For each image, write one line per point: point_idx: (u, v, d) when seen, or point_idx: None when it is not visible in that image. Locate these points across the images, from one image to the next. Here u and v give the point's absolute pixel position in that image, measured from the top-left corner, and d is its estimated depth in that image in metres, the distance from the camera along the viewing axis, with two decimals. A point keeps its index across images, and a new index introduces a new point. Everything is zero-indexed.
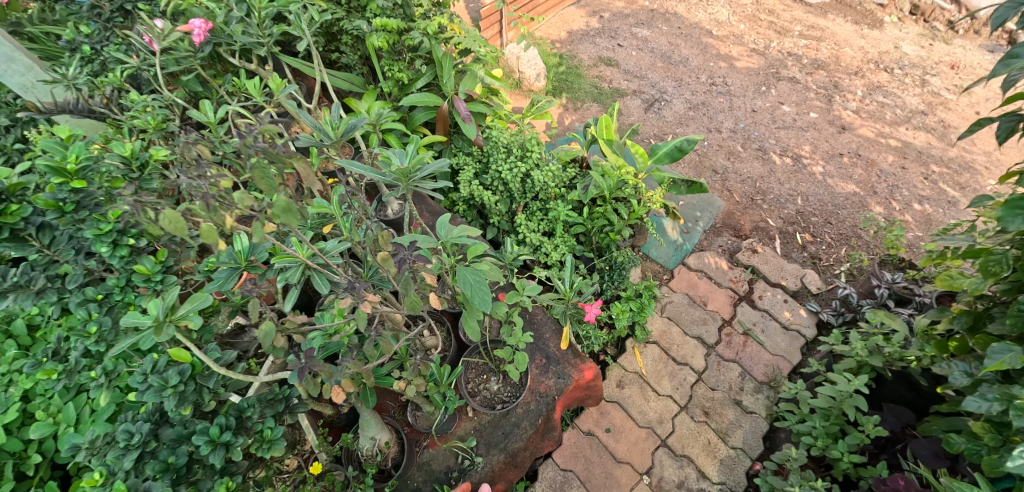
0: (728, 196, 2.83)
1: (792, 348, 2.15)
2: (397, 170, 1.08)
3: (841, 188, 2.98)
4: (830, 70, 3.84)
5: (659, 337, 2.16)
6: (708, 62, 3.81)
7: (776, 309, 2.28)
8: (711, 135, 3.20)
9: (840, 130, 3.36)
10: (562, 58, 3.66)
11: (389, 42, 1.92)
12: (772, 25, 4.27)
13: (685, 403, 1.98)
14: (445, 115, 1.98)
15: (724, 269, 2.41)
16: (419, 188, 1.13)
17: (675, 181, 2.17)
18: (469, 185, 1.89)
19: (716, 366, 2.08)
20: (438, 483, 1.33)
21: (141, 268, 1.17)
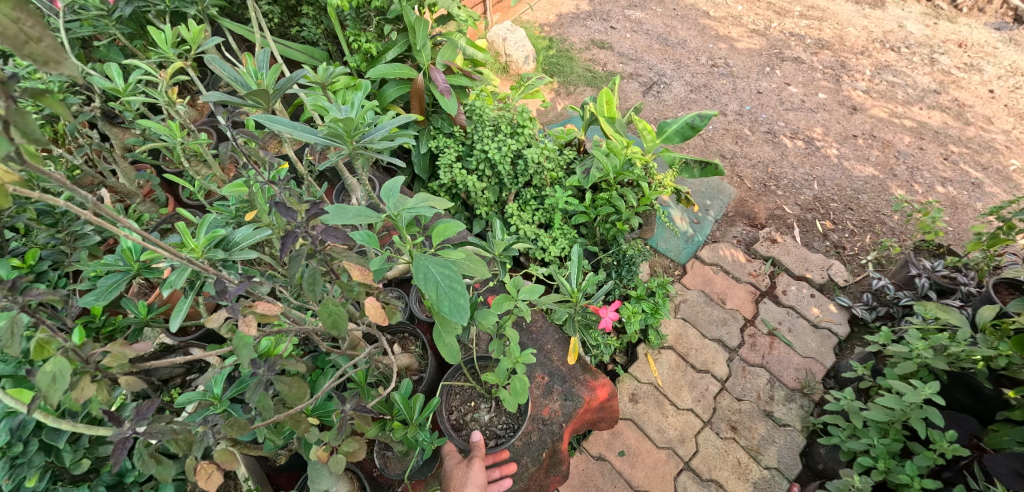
0: (739, 182, 2.58)
1: (824, 348, 1.89)
2: (338, 125, 0.82)
3: (859, 171, 2.74)
4: (835, 50, 3.62)
5: (675, 341, 1.89)
6: (707, 43, 3.57)
7: (803, 305, 2.02)
8: (716, 118, 2.95)
9: (851, 111, 3.13)
10: (551, 41, 3.39)
11: (351, 4, 1.63)
12: (771, 6, 4.05)
13: (709, 417, 1.71)
14: (420, 89, 1.69)
15: (742, 262, 2.14)
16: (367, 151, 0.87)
17: (687, 162, 1.90)
18: (451, 171, 1.61)
19: (740, 372, 1.82)
20: None
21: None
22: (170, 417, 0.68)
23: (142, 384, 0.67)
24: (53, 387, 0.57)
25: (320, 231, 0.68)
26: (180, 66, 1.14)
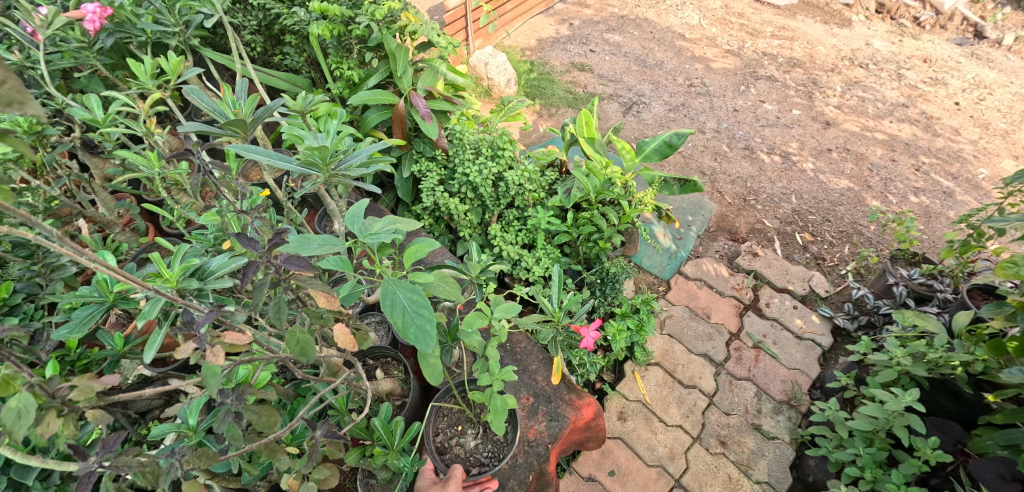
0: (719, 198, 2.63)
1: (808, 359, 1.91)
2: (314, 155, 0.82)
3: (834, 184, 2.81)
4: (807, 68, 3.75)
5: (662, 357, 1.89)
6: (683, 64, 3.68)
7: (786, 317, 2.04)
8: (695, 136, 3.02)
9: (825, 126, 3.23)
10: (533, 65, 3.48)
11: (332, 33, 1.67)
12: (744, 27, 4.21)
13: (698, 432, 1.71)
14: (401, 115, 1.72)
15: (725, 276, 2.17)
16: (341, 178, 0.89)
17: (667, 180, 1.94)
18: (434, 193, 1.63)
19: (727, 386, 1.83)
20: None
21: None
22: (137, 450, 0.68)
23: (109, 417, 0.69)
24: (18, 423, 0.57)
25: (282, 259, 0.69)
26: (158, 97, 1.16)
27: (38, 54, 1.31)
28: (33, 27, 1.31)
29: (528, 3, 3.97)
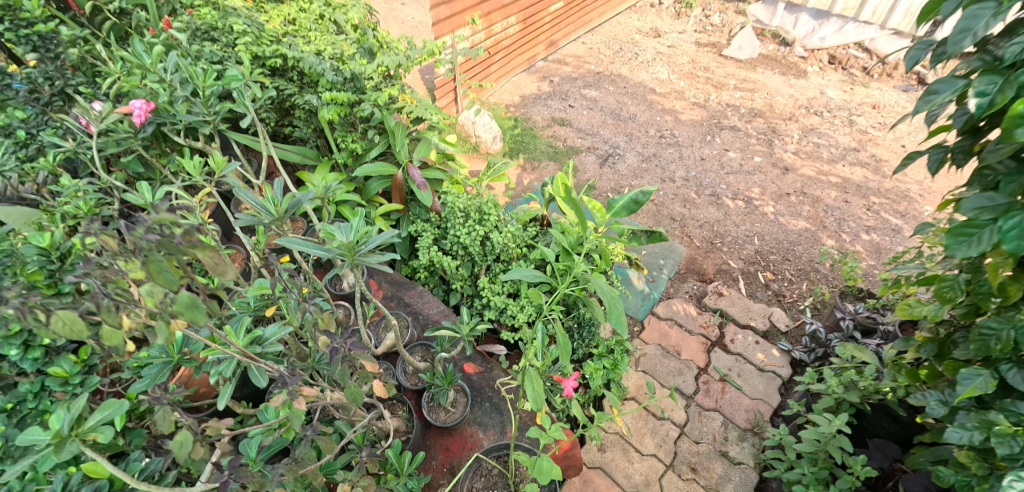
0: (688, 241, 2.89)
1: (769, 389, 2.11)
2: (343, 245, 1.07)
3: (793, 225, 3.08)
4: (766, 117, 4.11)
5: (637, 392, 2.09)
6: (654, 117, 4.04)
7: (749, 351, 2.26)
8: (666, 184, 3.32)
9: (783, 172, 3.54)
10: (517, 121, 3.80)
11: (340, 115, 1.95)
12: (709, 81, 4.61)
13: (671, 460, 1.89)
14: (400, 183, 1.97)
15: (693, 315, 2.40)
16: (364, 263, 1.10)
17: (636, 231, 2.20)
18: (429, 251, 1.86)
19: (696, 417, 2.02)
20: None
21: (57, 370, 0.97)
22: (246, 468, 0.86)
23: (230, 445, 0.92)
24: (182, 450, 0.77)
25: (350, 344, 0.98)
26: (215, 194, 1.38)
27: (93, 144, 1.54)
28: (90, 122, 1.59)
29: (512, 63, 4.35)
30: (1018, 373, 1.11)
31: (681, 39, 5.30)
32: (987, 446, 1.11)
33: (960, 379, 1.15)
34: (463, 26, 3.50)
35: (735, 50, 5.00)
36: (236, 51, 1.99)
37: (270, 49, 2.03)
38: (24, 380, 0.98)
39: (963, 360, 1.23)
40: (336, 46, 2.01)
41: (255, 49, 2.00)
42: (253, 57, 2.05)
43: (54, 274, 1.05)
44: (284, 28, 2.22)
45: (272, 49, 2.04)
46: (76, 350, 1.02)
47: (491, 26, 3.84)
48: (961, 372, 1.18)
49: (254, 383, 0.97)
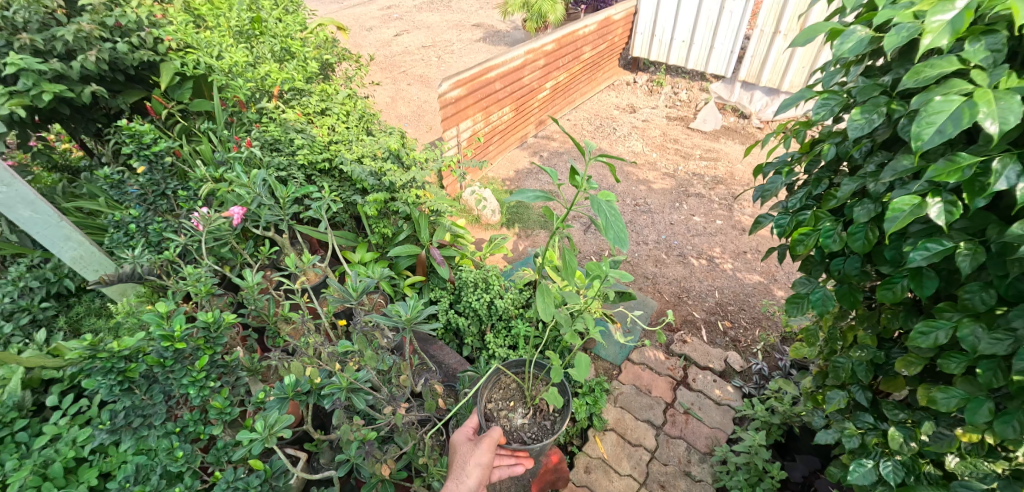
0: (659, 296, 3.43)
1: (725, 420, 2.58)
2: (404, 318, 1.63)
3: (748, 279, 3.58)
4: (727, 184, 4.62)
5: (615, 424, 2.56)
6: (631, 187, 4.65)
7: (708, 388, 2.74)
8: (640, 247, 3.91)
9: (742, 232, 4.06)
10: (512, 194, 4.43)
11: (377, 209, 2.52)
12: (677, 152, 5.09)
13: (644, 479, 2.33)
14: (424, 261, 2.53)
15: (662, 360, 2.90)
16: (417, 327, 1.66)
17: (609, 293, 2.76)
18: (446, 314, 2.39)
19: (665, 443, 2.48)
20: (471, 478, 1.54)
21: (216, 402, 1.46)
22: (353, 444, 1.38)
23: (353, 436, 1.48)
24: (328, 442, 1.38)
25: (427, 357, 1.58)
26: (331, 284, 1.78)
27: (201, 240, 2.00)
28: (199, 224, 2.04)
29: (506, 144, 4.91)
30: (861, 392, 1.60)
31: (653, 113, 5.73)
32: (844, 443, 1.60)
33: (828, 397, 1.66)
34: (465, 120, 3.94)
35: (700, 123, 5.41)
36: (296, 159, 2.48)
37: (323, 156, 2.52)
38: (189, 412, 1.47)
39: (834, 385, 1.74)
40: (372, 155, 2.59)
41: (311, 158, 2.48)
42: (308, 163, 2.52)
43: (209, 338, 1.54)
44: (331, 138, 2.66)
45: (323, 155, 2.52)
46: (223, 390, 1.50)
47: (488, 117, 4.25)
48: (829, 390, 1.71)
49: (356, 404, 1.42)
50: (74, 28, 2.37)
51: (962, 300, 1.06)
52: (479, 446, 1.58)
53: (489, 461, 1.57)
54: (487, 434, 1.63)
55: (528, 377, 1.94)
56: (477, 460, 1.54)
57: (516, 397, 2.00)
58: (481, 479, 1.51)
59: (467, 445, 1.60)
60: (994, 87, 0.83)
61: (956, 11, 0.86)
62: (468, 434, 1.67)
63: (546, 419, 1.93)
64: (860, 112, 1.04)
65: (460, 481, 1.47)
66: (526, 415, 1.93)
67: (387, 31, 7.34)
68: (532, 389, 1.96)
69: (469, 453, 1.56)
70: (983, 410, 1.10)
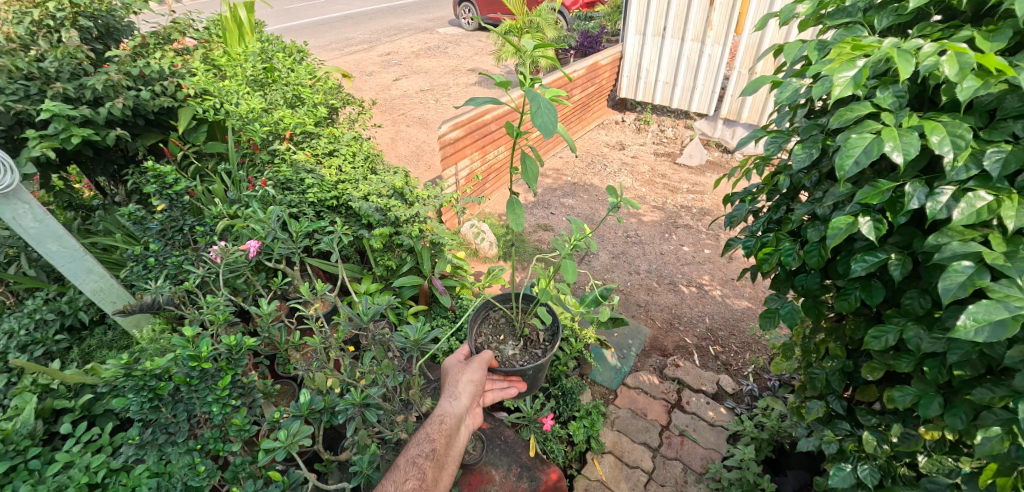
0: (651, 323, 3.55)
1: (719, 440, 2.65)
2: (413, 340, 1.78)
3: (737, 304, 3.71)
4: (714, 215, 4.78)
5: (613, 447, 2.63)
6: (622, 220, 4.83)
7: (702, 410, 2.82)
8: (633, 276, 4.06)
9: (729, 260, 4.20)
10: (508, 228, 4.60)
11: (383, 242, 2.69)
12: (666, 186, 5.32)
13: None
14: (426, 290, 2.68)
15: (656, 383, 3.00)
16: (425, 348, 1.80)
17: (603, 319, 2.89)
18: (448, 340, 2.52)
19: (661, 464, 2.55)
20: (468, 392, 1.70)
21: (236, 419, 1.56)
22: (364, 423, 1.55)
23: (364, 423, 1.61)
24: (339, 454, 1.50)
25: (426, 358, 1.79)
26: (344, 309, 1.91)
27: (219, 272, 2.13)
28: (218, 256, 2.18)
29: (500, 182, 5.05)
30: (837, 401, 1.73)
31: (642, 150, 6.02)
32: (825, 450, 1.71)
33: (807, 407, 1.77)
34: (463, 159, 4.17)
35: (686, 158, 5.67)
36: (307, 196, 2.66)
37: (332, 194, 2.71)
38: (209, 430, 1.57)
39: (813, 397, 1.86)
40: (377, 192, 2.77)
41: (322, 196, 2.67)
42: (318, 200, 2.70)
43: (229, 361, 1.65)
44: (339, 177, 2.85)
45: (333, 193, 2.72)
46: (242, 409, 1.60)
47: (485, 156, 4.51)
48: (808, 401, 1.83)
49: (369, 419, 1.53)
50: (104, 78, 2.59)
51: (903, 304, 1.26)
52: (470, 365, 1.81)
53: (480, 378, 1.79)
54: (478, 356, 1.86)
55: (519, 312, 2.20)
56: (469, 376, 1.76)
57: (507, 333, 2.25)
58: (474, 392, 1.73)
59: (460, 367, 1.82)
60: (899, 124, 1.09)
61: (856, 69, 1.08)
62: (461, 358, 1.90)
63: (534, 350, 2.15)
64: (803, 148, 1.29)
65: (454, 398, 1.64)
66: (516, 348, 2.15)
67: (386, 76, 7.72)
68: (519, 324, 2.20)
69: (461, 371, 1.78)
70: (934, 405, 1.26)
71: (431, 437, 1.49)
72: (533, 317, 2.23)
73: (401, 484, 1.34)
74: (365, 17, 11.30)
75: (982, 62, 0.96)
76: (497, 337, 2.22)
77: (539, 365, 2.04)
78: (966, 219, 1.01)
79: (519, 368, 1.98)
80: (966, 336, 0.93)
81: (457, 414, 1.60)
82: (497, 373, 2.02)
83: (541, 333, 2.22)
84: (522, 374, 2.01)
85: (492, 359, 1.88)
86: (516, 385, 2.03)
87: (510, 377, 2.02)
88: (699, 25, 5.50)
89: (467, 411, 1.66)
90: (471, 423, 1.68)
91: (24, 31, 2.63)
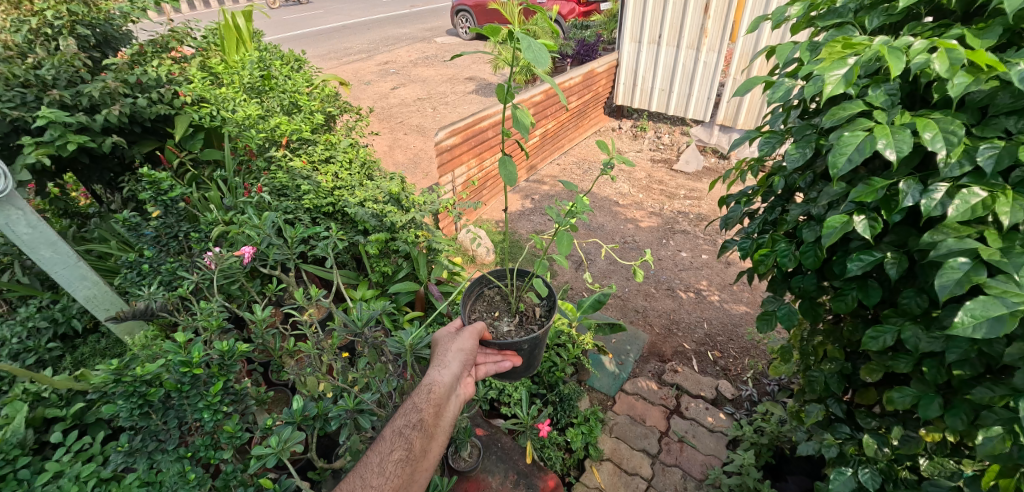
0: (650, 328, 3.52)
1: (719, 446, 2.62)
2: (407, 344, 1.75)
3: (736, 309, 3.68)
4: (711, 220, 4.75)
5: (612, 454, 2.60)
6: (619, 226, 4.82)
7: (701, 416, 2.79)
8: (630, 282, 4.04)
9: (726, 265, 4.17)
10: (505, 234, 4.58)
11: (378, 247, 2.67)
12: (663, 192, 5.32)
13: None
14: (423, 296, 2.66)
15: (655, 389, 2.97)
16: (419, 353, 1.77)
17: (601, 324, 2.86)
18: None
19: (661, 471, 2.51)
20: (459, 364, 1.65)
21: (228, 426, 1.53)
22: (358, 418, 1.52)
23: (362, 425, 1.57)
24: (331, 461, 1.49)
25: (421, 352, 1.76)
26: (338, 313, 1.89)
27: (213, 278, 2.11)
28: (212, 262, 2.16)
29: (496, 189, 5.03)
30: (836, 405, 1.71)
31: (639, 156, 6.03)
32: (825, 454, 1.69)
33: (806, 410, 1.76)
34: (460, 166, 4.18)
35: (683, 165, 5.68)
36: (303, 203, 2.65)
37: (328, 200, 2.70)
38: (200, 438, 1.54)
39: (813, 400, 1.84)
40: (373, 198, 2.76)
41: (317, 202, 2.66)
42: (313, 206, 2.69)
43: (222, 367, 1.63)
44: (335, 184, 2.86)
45: (328, 199, 2.71)
46: (234, 415, 1.58)
47: (482, 163, 4.51)
48: (808, 405, 1.81)
49: (363, 425, 1.51)
50: (101, 85, 2.59)
51: (901, 304, 1.25)
52: (461, 334, 1.73)
53: (471, 346, 1.72)
54: (470, 327, 1.78)
55: (514, 285, 2.03)
56: (459, 345, 1.69)
57: (503, 308, 2.07)
58: (464, 361, 1.67)
59: (450, 336, 1.74)
60: (892, 122, 1.09)
61: (848, 67, 1.08)
62: (453, 328, 1.82)
63: (531, 325, 1.98)
64: (797, 148, 1.29)
65: (443, 366, 1.60)
66: (511, 323, 1.99)
67: (385, 84, 7.76)
68: (515, 299, 2.04)
69: (451, 340, 1.71)
70: (934, 405, 1.25)
71: (418, 407, 1.47)
72: (530, 290, 2.06)
73: (387, 456, 1.35)
74: (363, 27, 11.39)
75: (972, 59, 0.98)
76: (492, 312, 2.04)
77: (536, 338, 1.87)
78: (961, 215, 1.01)
79: (513, 342, 1.82)
80: (964, 332, 0.93)
81: (447, 383, 1.56)
82: (490, 346, 1.88)
83: (539, 308, 2.05)
84: (517, 348, 1.86)
85: (484, 329, 1.79)
86: (511, 360, 1.89)
87: (504, 351, 1.88)
88: (694, 32, 5.54)
89: (458, 380, 1.62)
90: (463, 392, 1.64)
91: (22, 39, 2.65)
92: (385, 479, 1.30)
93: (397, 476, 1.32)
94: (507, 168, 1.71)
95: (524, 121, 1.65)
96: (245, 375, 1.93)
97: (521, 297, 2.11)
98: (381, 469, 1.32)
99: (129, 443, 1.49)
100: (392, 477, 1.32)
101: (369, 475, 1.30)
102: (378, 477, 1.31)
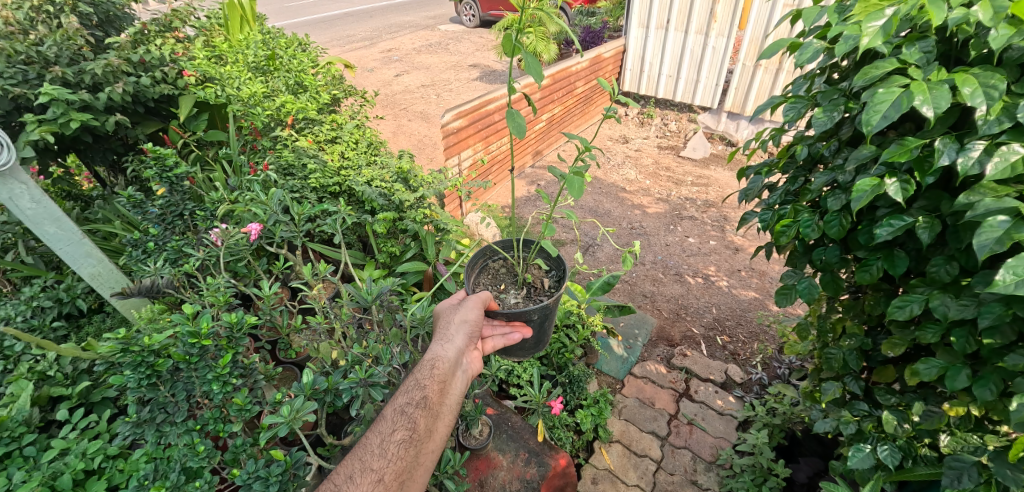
0: (657, 313, 3.49)
1: (728, 429, 2.60)
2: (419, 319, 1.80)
3: (743, 295, 3.64)
4: (719, 206, 4.69)
5: (620, 435, 2.59)
6: (626, 212, 4.76)
7: (710, 399, 2.77)
8: (637, 267, 3.99)
9: (735, 251, 4.12)
10: (512, 218, 4.53)
11: (386, 227, 2.63)
12: (670, 178, 5.26)
13: (650, 488, 2.35)
14: (430, 276, 2.63)
15: (663, 373, 2.94)
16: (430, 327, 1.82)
17: (609, 307, 2.83)
18: None
19: (670, 453, 2.50)
20: (465, 335, 1.61)
21: (237, 398, 1.49)
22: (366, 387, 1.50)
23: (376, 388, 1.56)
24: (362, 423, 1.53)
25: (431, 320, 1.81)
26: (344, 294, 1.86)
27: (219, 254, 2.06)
28: (219, 238, 2.11)
29: (502, 173, 5.00)
30: (855, 382, 1.67)
31: (645, 143, 5.97)
32: (842, 430, 1.66)
33: (824, 388, 1.72)
34: (466, 149, 4.13)
35: (691, 151, 5.63)
36: (309, 182, 2.60)
37: (334, 180, 2.66)
38: (208, 411, 1.50)
39: (829, 378, 1.81)
40: (382, 178, 2.74)
41: (323, 181, 2.61)
42: (320, 186, 2.65)
43: (231, 339, 1.56)
44: (341, 164, 2.83)
45: (335, 179, 2.67)
46: (243, 388, 1.53)
47: (488, 147, 4.46)
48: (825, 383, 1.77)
49: (374, 396, 1.46)
50: (103, 63, 2.52)
51: (929, 273, 1.22)
52: (464, 305, 1.67)
53: (476, 317, 1.67)
54: (473, 296, 1.73)
55: (519, 255, 1.98)
56: (462, 316, 1.65)
57: (508, 280, 2.03)
58: (468, 332, 1.62)
59: (453, 308, 1.71)
60: (927, 79, 1.06)
61: (885, 18, 1.08)
62: (456, 300, 1.77)
63: (540, 296, 1.94)
64: (823, 111, 1.27)
65: (446, 341, 1.57)
66: (519, 296, 1.95)
67: (387, 72, 7.66)
68: (521, 270, 1.99)
69: (454, 312, 1.67)
70: (962, 376, 1.22)
71: (421, 384, 1.44)
72: (537, 261, 2.01)
73: (389, 437, 1.30)
74: (367, 15, 11.32)
75: (1017, 8, 0.95)
76: (497, 285, 2.00)
77: (545, 307, 1.83)
78: (999, 174, 0.98)
79: (521, 311, 1.78)
80: (1005, 291, 0.93)
81: (450, 358, 1.53)
82: (499, 318, 1.85)
83: (547, 279, 2.01)
84: (526, 320, 1.83)
85: (491, 299, 1.75)
86: (520, 332, 1.86)
87: (512, 323, 1.85)
88: (703, 16, 5.45)
89: (462, 354, 1.59)
90: (469, 367, 1.61)
91: (23, 16, 2.60)
92: (387, 462, 1.26)
93: (400, 459, 1.29)
94: (515, 119, 1.65)
95: (536, 67, 1.57)
96: (252, 353, 1.89)
97: (528, 268, 2.05)
98: (382, 451, 1.28)
99: (137, 414, 1.46)
100: (394, 460, 1.28)
101: (370, 458, 1.26)
102: (381, 460, 1.26)
